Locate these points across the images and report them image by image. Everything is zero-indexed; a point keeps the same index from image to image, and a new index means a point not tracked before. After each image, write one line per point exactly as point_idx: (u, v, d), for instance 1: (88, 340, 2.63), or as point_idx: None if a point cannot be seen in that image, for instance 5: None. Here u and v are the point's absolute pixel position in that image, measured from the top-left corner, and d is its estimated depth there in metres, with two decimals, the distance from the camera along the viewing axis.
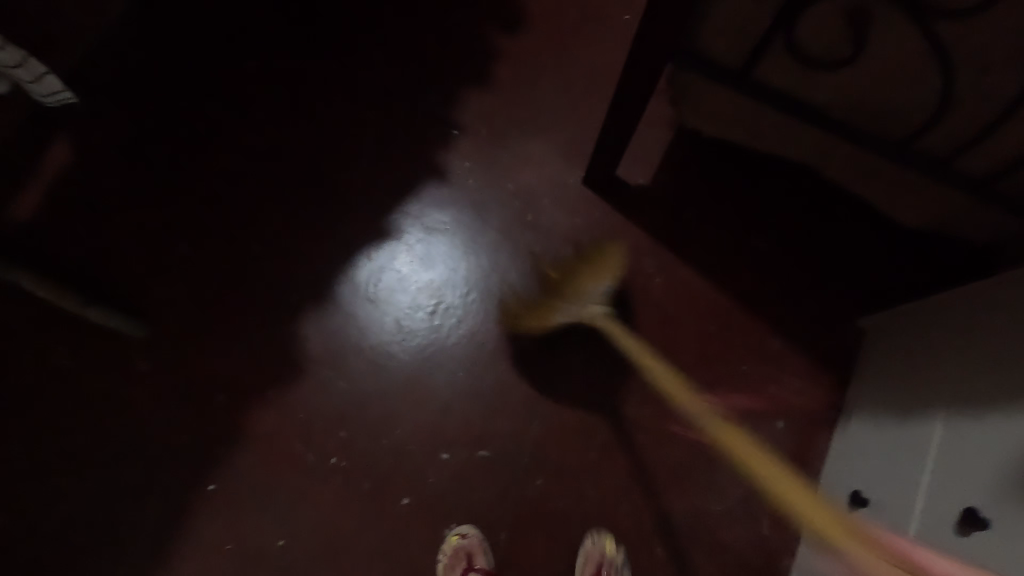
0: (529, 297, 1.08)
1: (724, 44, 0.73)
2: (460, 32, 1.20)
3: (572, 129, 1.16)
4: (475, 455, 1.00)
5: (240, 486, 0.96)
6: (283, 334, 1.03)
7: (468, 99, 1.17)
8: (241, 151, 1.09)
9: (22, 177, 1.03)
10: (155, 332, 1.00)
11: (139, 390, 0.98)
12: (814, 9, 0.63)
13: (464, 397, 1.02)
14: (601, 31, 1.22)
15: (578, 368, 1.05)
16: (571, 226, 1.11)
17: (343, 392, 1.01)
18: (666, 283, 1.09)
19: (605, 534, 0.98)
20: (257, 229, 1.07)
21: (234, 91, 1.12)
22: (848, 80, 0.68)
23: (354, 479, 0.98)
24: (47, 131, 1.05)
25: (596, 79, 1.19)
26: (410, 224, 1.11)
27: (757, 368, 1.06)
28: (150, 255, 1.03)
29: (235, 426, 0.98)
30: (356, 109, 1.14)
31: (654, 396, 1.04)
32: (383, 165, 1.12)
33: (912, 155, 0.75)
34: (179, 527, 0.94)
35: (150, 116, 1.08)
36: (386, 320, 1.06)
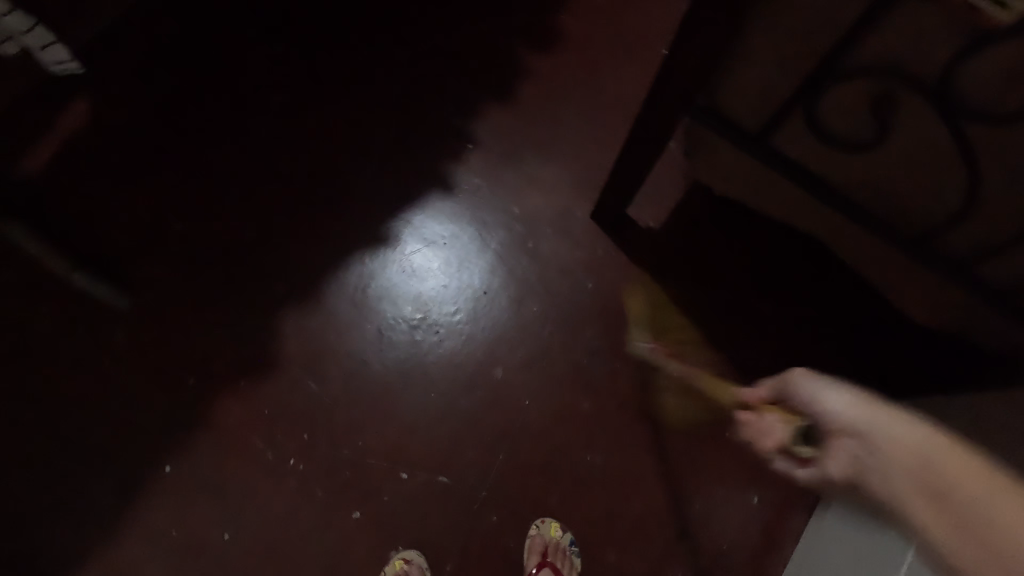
0: (516, 326, 1.05)
1: (744, 105, 0.69)
2: (491, 47, 1.18)
3: (589, 159, 1.13)
4: (433, 480, 0.97)
5: (195, 473, 0.95)
6: (263, 326, 1.02)
7: (488, 115, 1.15)
8: (253, 137, 1.09)
9: (37, 132, 1.04)
10: (138, 306, 1.01)
11: (111, 361, 0.98)
12: (844, 85, 0.60)
13: (433, 418, 1.00)
14: (634, 65, 1.19)
15: (554, 407, 1.01)
16: (571, 259, 1.08)
17: (313, 394, 1.00)
18: (660, 333, 1.05)
19: (551, 521, 0.96)
20: (256, 216, 1.06)
21: (258, 76, 1.12)
22: (869, 162, 0.65)
23: (308, 484, 0.96)
24: (69, 90, 1.06)
25: (621, 111, 1.16)
26: (408, 233, 1.09)
27: (740, 436, 1.02)
28: (149, 227, 1.04)
29: (200, 411, 0.98)
30: (374, 109, 1.13)
31: (628, 448, 1.01)
32: (391, 170, 1.11)
33: (928, 252, 0.70)
34: (130, 504, 0.94)
35: (171, 90, 1.09)
36: (369, 327, 1.04)
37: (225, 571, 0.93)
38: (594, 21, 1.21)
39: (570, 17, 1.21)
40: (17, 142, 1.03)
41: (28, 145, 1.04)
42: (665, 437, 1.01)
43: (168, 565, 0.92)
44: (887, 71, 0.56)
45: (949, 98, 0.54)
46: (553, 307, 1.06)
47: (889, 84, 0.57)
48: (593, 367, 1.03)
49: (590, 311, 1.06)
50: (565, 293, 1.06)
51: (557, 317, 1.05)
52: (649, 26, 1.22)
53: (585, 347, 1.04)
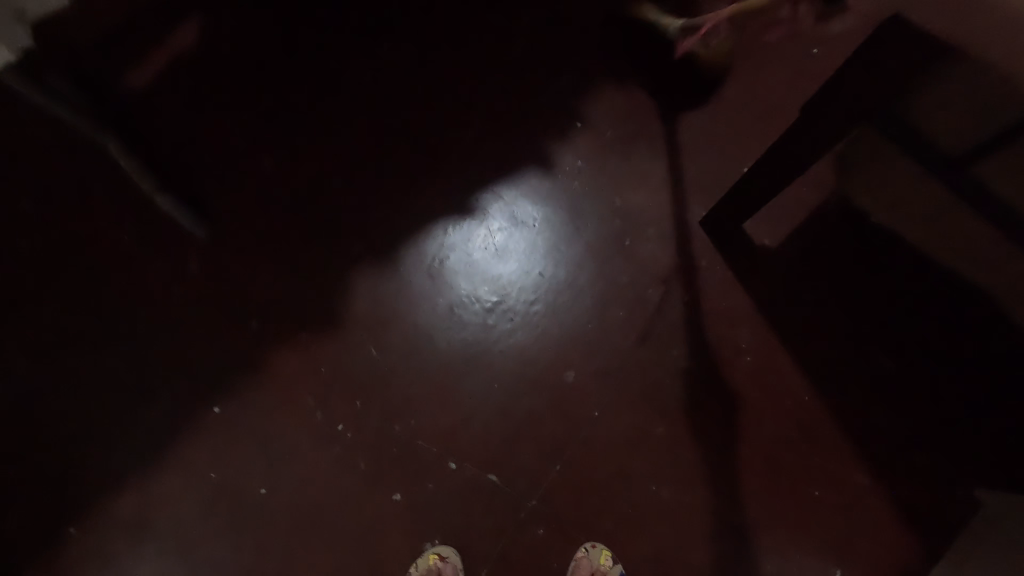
0: (597, 328, 0.96)
1: None
2: (621, 22, 1.08)
3: (707, 161, 1.02)
4: (482, 477, 0.90)
5: (243, 419, 0.92)
6: (334, 281, 0.97)
7: (604, 95, 1.05)
8: (357, 82, 1.04)
9: (146, 46, 1.02)
10: (214, 238, 0.98)
11: (181, 290, 0.95)
12: None
13: (493, 411, 0.93)
14: (774, 65, 1.07)
15: (624, 425, 0.92)
16: (670, 266, 0.97)
17: (373, 361, 0.94)
18: (757, 365, 0.93)
19: (602, 548, 0.87)
20: (346, 165, 1.01)
21: (372, 20, 1.07)
22: None
23: (353, 454, 0.91)
24: (183, 8, 1.03)
25: (753, 113, 1.04)
26: (498, 208, 1.01)
27: (831, 500, 0.89)
28: (239, 160, 1.01)
29: (258, 357, 0.94)
30: (485, 71, 1.06)
31: (699, 487, 0.90)
32: (491, 138, 1.03)
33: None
34: (175, 438, 0.91)
35: (282, 23, 1.05)
36: (440, 301, 0.97)
37: (256, 526, 0.89)
38: None
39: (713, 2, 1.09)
40: (126, 54, 1.01)
41: (136, 58, 1.02)
42: (744, 483, 0.90)
43: (202, 508, 0.90)
44: None
45: None
46: (642, 315, 0.96)
47: None
48: (675, 389, 0.93)
49: (682, 327, 0.95)
50: (657, 302, 0.96)
51: (643, 327, 0.95)
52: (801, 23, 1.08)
53: (670, 365, 0.94)
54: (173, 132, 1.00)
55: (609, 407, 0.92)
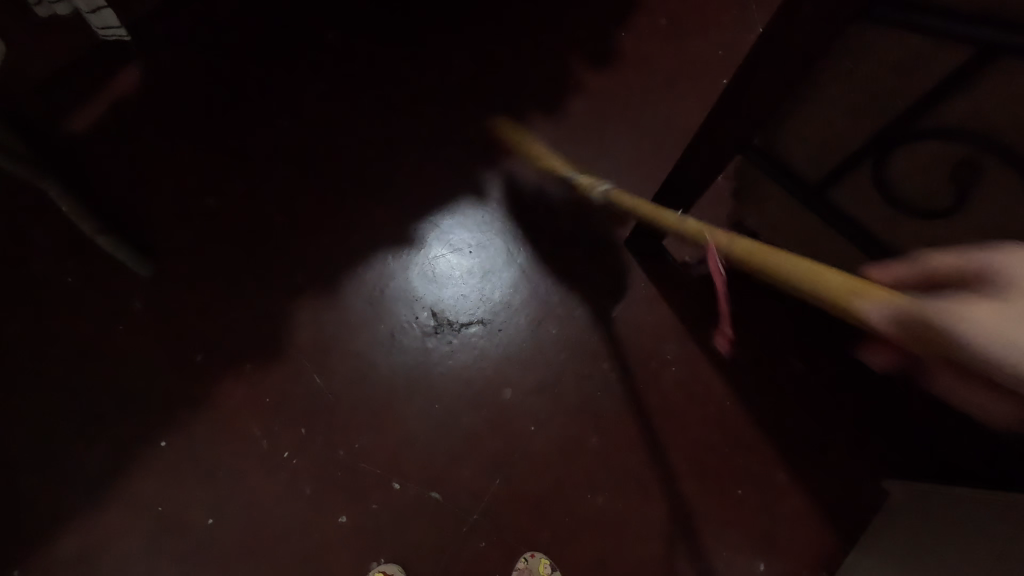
0: (533, 346, 1.01)
1: (807, 151, 0.65)
2: (546, 57, 1.15)
3: (630, 184, 1.10)
4: (425, 495, 0.94)
5: (188, 452, 0.94)
6: (278, 312, 1.00)
7: (532, 126, 1.12)
8: (295, 120, 1.09)
9: (86, 90, 1.05)
10: (157, 275, 1.00)
11: (124, 328, 0.98)
12: (920, 145, 0.55)
13: (434, 430, 0.97)
14: (689, 92, 1.15)
15: (560, 438, 0.97)
16: (599, 285, 1.03)
17: (316, 388, 0.98)
18: (681, 375, 1.00)
19: (541, 557, 0.91)
20: (286, 200, 1.05)
21: (309, 60, 1.12)
22: (940, 230, 0.60)
23: (298, 480, 0.94)
24: (122, 52, 1.07)
25: (670, 139, 1.12)
26: (435, 237, 1.06)
27: (753, 497, 0.95)
28: (182, 198, 1.04)
29: (203, 390, 0.96)
30: (419, 107, 1.11)
31: (632, 492, 0.95)
32: (427, 170, 1.09)
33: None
34: (119, 475, 0.93)
35: (221, 66, 1.10)
36: (381, 328, 1.01)
37: (203, 557, 0.91)
38: (655, 42, 1.18)
39: (631, 36, 1.18)
40: (65, 98, 1.04)
41: (76, 102, 1.05)
42: (672, 486, 0.96)
43: (148, 543, 0.91)
44: (971, 134, 0.51)
45: None
46: (573, 332, 1.01)
47: (973, 149, 0.51)
48: (606, 401, 0.98)
49: (611, 342, 1.01)
50: (588, 319, 1.02)
51: (575, 344, 1.01)
52: (711, 54, 1.18)
53: (601, 378, 0.99)
54: (115, 173, 1.03)
55: (545, 420, 0.97)
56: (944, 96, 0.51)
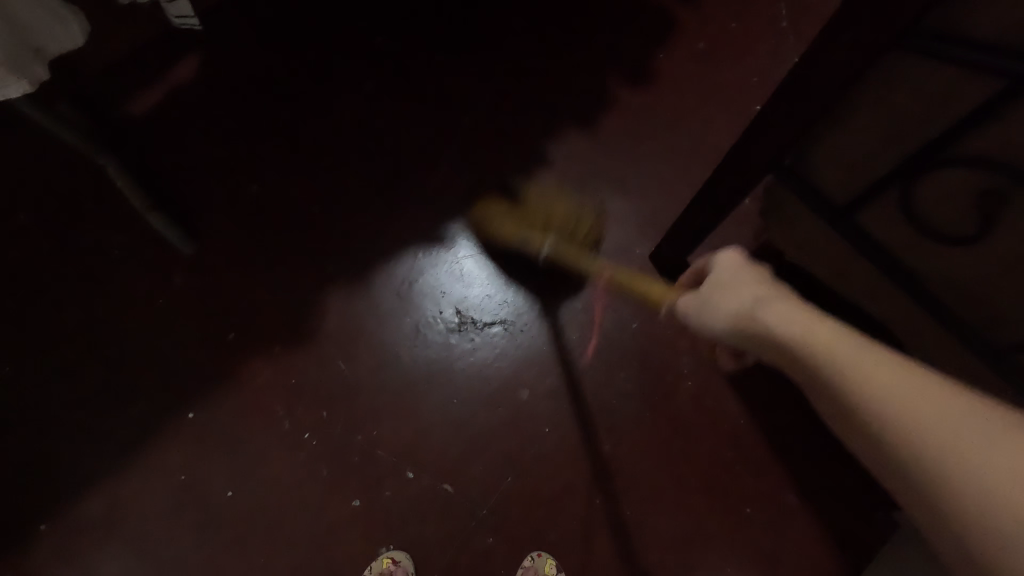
0: (551, 350, 1.03)
1: (837, 172, 0.67)
2: (585, 73, 1.19)
3: (658, 200, 1.12)
4: (437, 487, 0.96)
5: (214, 424, 0.98)
6: (309, 298, 1.04)
7: (567, 139, 1.16)
8: (342, 117, 1.14)
9: (150, 74, 1.11)
10: (199, 254, 1.05)
11: (164, 301, 1.02)
12: (946, 173, 0.57)
13: (451, 424, 0.99)
14: (723, 115, 1.18)
15: (572, 442, 0.98)
16: (622, 296, 1.06)
17: (340, 374, 1.01)
18: (697, 390, 1.01)
19: (547, 558, 0.93)
20: (326, 192, 1.10)
21: (358, 60, 1.17)
22: (963, 257, 0.61)
23: (316, 461, 0.97)
24: (186, 43, 1.13)
25: (702, 160, 1.15)
26: (464, 237, 1.09)
27: (761, 517, 0.96)
28: (229, 182, 1.09)
29: (233, 367, 1.00)
30: (460, 111, 1.16)
31: (641, 500, 0.96)
32: (464, 173, 1.12)
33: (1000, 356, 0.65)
34: (148, 442, 0.96)
35: (276, 61, 1.15)
36: (406, 321, 1.04)
37: (219, 528, 0.94)
38: (692, 65, 1.21)
39: (669, 57, 1.21)
40: (130, 81, 1.11)
41: (139, 85, 1.11)
42: (680, 499, 0.96)
43: (169, 509, 0.94)
44: (999, 164, 0.53)
45: None
46: (593, 340, 1.03)
47: (1000, 179, 0.53)
48: (621, 409, 1.00)
49: (630, 351, 1.03)
50: (609, 328, 1.04)
51: (594, 352, 1.03)
52: (747, 80, 1.20)
53: (617, 386, 1.01)
54: (169, 154, 1.09)
55: (560, 423, 0.99)
56: (973, 126, 0.53)
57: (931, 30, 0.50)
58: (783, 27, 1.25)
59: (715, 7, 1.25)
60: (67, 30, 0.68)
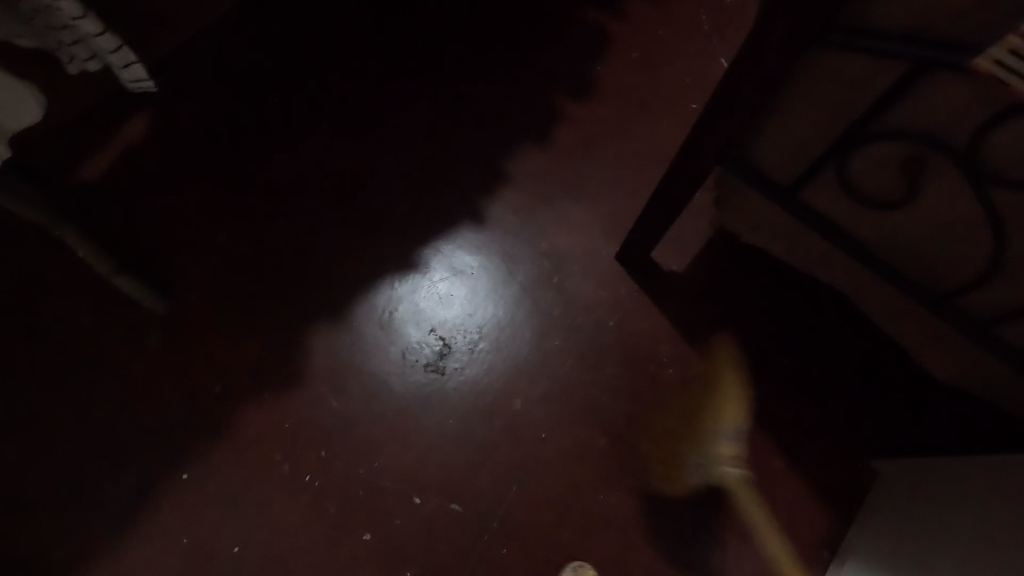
0: (537, 358, 1.07)
1: (779, 157, 0.74)
2: (530, 90, 1.25)
3: (616, 202, 1.18)
4: (446, 507, 0.97)
5: (210, 481, 0.96)
6: (292, 340, 1.05)
7: (522, 156, 1.21)
8: (300, 159, 1.15)
9: (100, 139, 1.11)
10: (171, 312, 1.04)
11: (141, 364, 1.00)
12: (872, 147, 0.64)
13: (449, 443, 1.01)
14: (663, 115, 1.25)
15: (570, 443, 1.02)
16: (597, 297, 1.11)
17: (333, 411, 1.01)
18: (678, 376, 1.06)
19: (586, 564, 0.95)
20: (294, 234, 1.11)
21: (308, 103, 1.19)
22: (898, 218, 0.69)
23: (322, 501, 0.96)
24: (132, 104, 1.14)
25: (651, 159, 1.22)
26: (438, 261, 1.12)
27: (755, 486, 1.01)
28: (193, 236, 1.09)
29: (223, 421, 0.99)
30: (415, 140, 1.19)
31: (644, 488, 1.00)
32: (428, 198, 1.16)
33: (941, 302, 0.73)
34: (144, 509, 0.94)
35: (225, 112, 1.16)
36: (393, 349, 1.06)
37: None
38: (628, 73, 1.28)
39: (605, 68, 1.28)
40: (79, 147, 1.10)
41: (90, 151, 1.10)
42: (678, 482, 1.01)
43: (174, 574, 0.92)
44: (917, 133, 0.60)
45: (974, 161, 0.57)
46: (575, 342, 1.08)
47: (919, 147, 0.61)
48: (611, 404, 1.04)
49: (609, 348, 1.08)
50: (587, 330, 1.09)
51: (578, 353, 1.07)
52: (680, 82, 1.29)
53: (603, 382, 1.05)
54: (128, 215, 1.08)
55: (555, 426, 1.03)
56: (892, 103, 0.60)
57: (841, 27, 0.57)
58: (705, 29, 1.34)
59: (642, 17, 1.33)
60: (22, 104, 0.67)
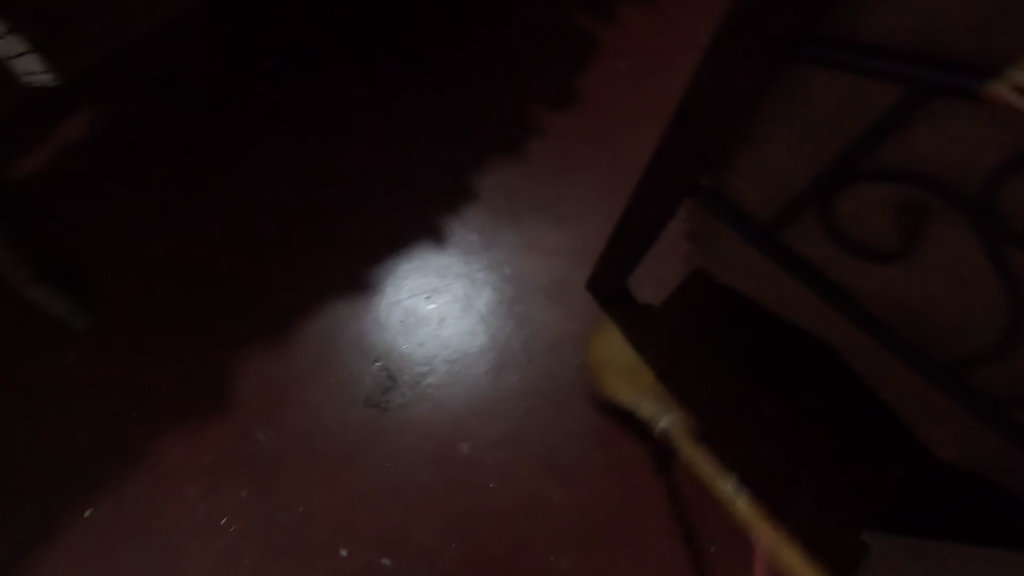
0: (491, 397, 0.96)
1: (756, 192, 0.63)
2: (506, 100, 1.15)
3: (592, 225, 1.08)
4: (376, 561, 0.87)
5: (116, 519, 0.87)
6: (222, 363, 0.95)
7: (492, 170, 1.11)
8: (249, 164, 1.06)
9: (35, 133, 1.03)
10: (93, 327, 0.95)
11: (55, 384, 0.91)
12: (862, 189, 0.53)
13: (385, 488, 0.90)
14: (649, 133, 1.15)
15: (521, 495, 0.91)
16: (563, 330, 1.00)
17: (260, 447, 0.91)
18: (648, 423, 0.95)
19: None
20: (236, 247, 1.02)
21: (264, 105, 1.10)
22: (897, 272, 0.58)
23: (237, 548, 0.86)
24: (73, 100, 1.06)
25: (632, 180, 1.12)
26: (390, 284, 1.02)
27: (728, 555, 0.90)
28: (125, 245, 1.00)
29: (138, 452, 0.90)
30: (376, 148, 1.10)
31: (600, 550, 0.89)
32: (387, 213, 1.06)
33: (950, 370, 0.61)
34: (39, 548, 0.85)
35: (172, 111, 1.08)
36: (331, 380, 0.96)
37: None
38: (614, 85, 1.18)
39: (589, 79, 1.18)
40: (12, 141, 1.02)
41: (24, 145, 1.02)
42: (641, 546, 0.90)
43: None
44: (917, 174, 0.49)
45: (990, 210, 0.46)
46: (534, 381, 0.97)
47: (918, 191, 0.50)
48: (571, 453, 0.93)
49: (573, 388, 0.97)
50: (550, 367, 0.98)
51: (537, 393, 0.97)
52: (670, 97, 1.18)
53: (564, 427, 0.95)
54: (57, 219, 0.99)
55: (507, 474, 0.92)
56: (886, 138, 0.49)
57: (819, 37, 0.47)
58: (701, 41, 1.24)
59: (632, 26, 1.23)
60: None
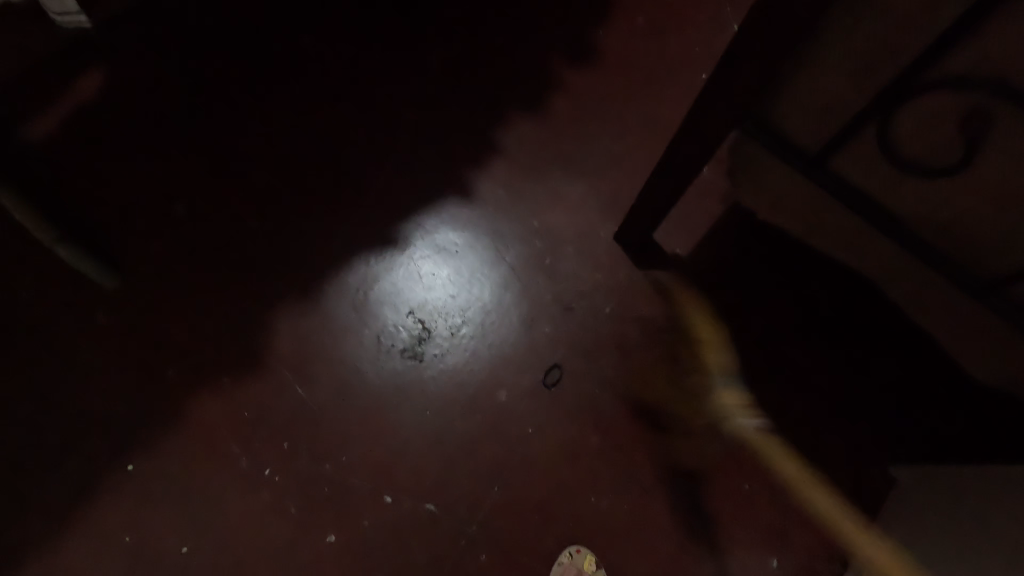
0: (526, 346, 0.97)
1: (807, 119, 0.69)
2: (527, 56, 1.14)
3: (617, 178, 1.08)
4: (420, 507, 0.88)
5: (159, 474, 0.87)
6: (256, 320, 0.95)
7: (515, 125, 1.10)
8: (271, 122, 1.05)
9: (50, 91, 1.00)
10: (122, 286, 0.94)
11: (89, 342, 0.91)
12: (923, 101, 0.59)
13: (426, 437, 0.91)
14: (670, 87, 1.15)
15: (559, 441, 0.93)
16: (593, 282, 1.01)
17: (300, 400, 0.92)
18: (681, 369, 0.97)
19: (586, 554, 0.88)
20: (262, 204, 1.01)
21: (283, 62, 1.08)
22: (947, 187, 0.63)
23: (282, 498, 0.87)
24: (87, 58, 1.03)
25: (655, 133, 1.12)
26: (420, 239, 1.02)
27: (762, 492, 0.92)
28: (151, 203, 0.99)
29: (177, 408, 0.90)
30: (399, 105, 1.09)
31: (638, 491, 0.91)
32: (413, 169, 1.06)
33: (978, 281, 0.68)
34: (85, 504, 0.85)
35: (190, 69, 1.06)
36: (367, 333, 0.96)
37: None
38: (634, 40, 1.18)
39: (609, 34, 1.18)
40: (28, 101, 1.00)
41: (40, 105, 1.00)
42: (678, 485, 0.92)
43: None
44: (980, 81, 0.54)
45: None
46: (568, 330, 0.98)
47: (982, 96, 0.55)
48: (607, 398, 0.95)
49: (606, 337, 0.98)
50: (581, 317, 0.99)
51: (571, 342, 0.98)
52: (689, 51, 1.18)
53: (599, 375, 0.96)
54: (80, 178, 0.98)
55: (546, 420, 0.93)
56: (954, 47, 0.54)
57: None
58: None
59: None
60: None
